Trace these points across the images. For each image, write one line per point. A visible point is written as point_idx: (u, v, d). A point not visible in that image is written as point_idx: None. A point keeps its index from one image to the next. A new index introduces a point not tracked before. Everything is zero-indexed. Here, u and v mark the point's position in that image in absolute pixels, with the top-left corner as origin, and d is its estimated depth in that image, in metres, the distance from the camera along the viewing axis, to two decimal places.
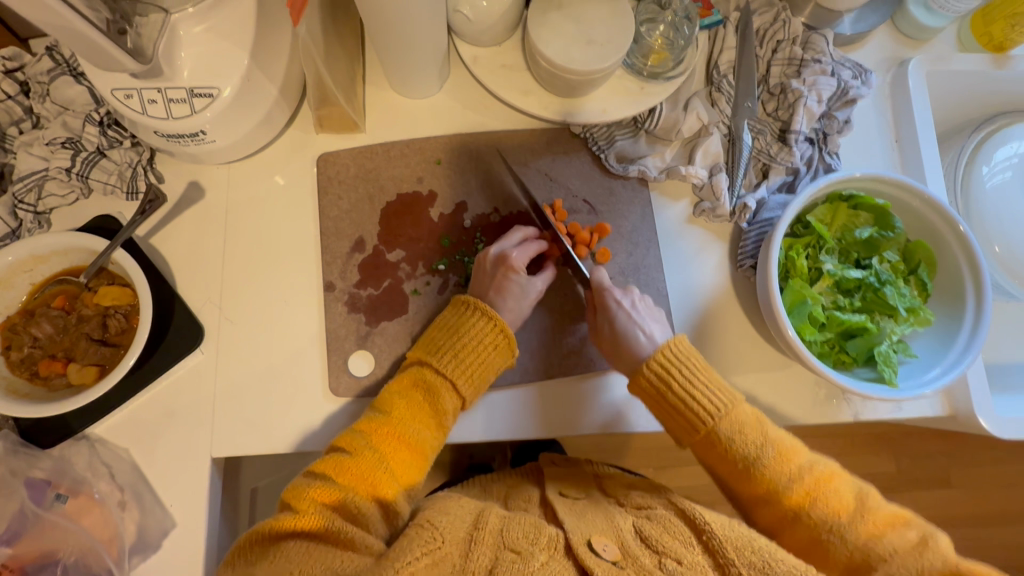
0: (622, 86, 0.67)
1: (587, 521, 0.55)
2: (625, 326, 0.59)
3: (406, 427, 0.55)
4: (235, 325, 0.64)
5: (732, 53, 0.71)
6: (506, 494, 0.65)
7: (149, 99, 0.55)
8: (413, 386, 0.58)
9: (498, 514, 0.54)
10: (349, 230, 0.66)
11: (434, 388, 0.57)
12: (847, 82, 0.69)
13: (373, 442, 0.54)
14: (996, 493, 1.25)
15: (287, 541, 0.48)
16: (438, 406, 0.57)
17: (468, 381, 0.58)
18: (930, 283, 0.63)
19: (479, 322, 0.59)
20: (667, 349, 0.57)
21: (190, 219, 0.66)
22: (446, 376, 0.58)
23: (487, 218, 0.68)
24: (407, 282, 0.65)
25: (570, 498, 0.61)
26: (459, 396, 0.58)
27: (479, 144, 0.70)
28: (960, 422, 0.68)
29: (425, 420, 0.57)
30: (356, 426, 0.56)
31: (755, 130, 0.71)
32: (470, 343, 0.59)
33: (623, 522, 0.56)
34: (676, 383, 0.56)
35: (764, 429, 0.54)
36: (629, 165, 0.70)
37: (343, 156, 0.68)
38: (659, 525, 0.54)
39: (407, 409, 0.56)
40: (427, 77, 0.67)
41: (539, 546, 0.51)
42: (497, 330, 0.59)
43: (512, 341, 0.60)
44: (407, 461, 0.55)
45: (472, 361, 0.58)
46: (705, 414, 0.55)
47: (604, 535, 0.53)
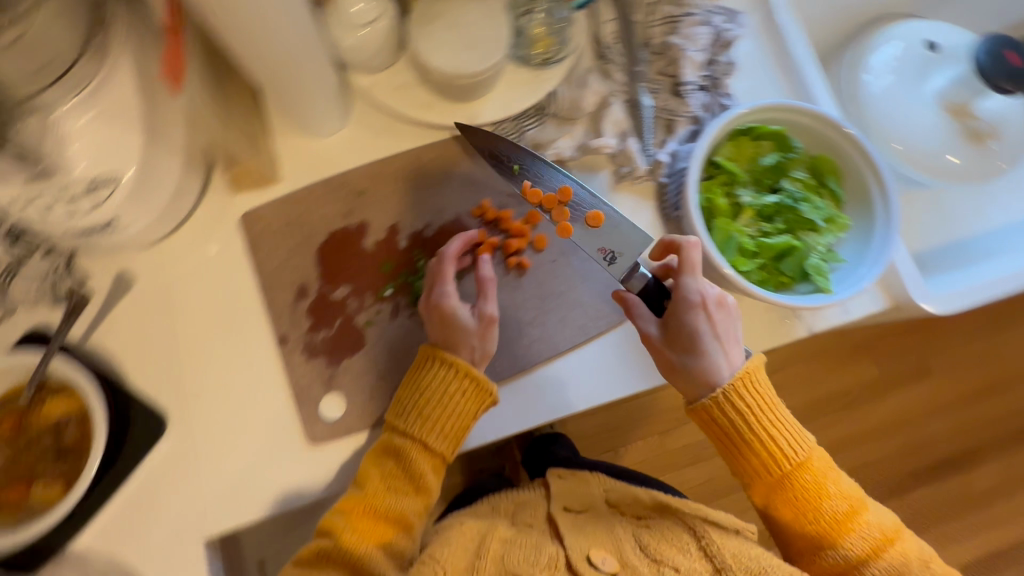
0: (518, 77, 0.70)
1: (585, 536, 0.60)
2: (704, 336, 0.58)
3: (383, 499, 0.58)
4: (197, 401, 0.63)
5: (612, 25, 0.75)
6: (513, 511, 0.66)
7: (44, 205, 0.53)
8: (385, 453, 0.60)
9: (499, 539, 0.59)
10: (289, 279, 0.66)
11: (405, 452, 0.59)
12: (721, 28, 0.74)
13: (352, 519, 0.57)
14: (966, 372, 1.35)
15: None
16: (414, 470, 0.59)
17: (438, 438, 0.60)
18: (841, 191, 0.67)
19: (441, 373, 0.60)
20: (741, 381, 0.58)
21: (125, 309, 0.65)
22: (418, 438, 0.59)
23: (421, 235, 0.69)
24: (359, 315, 0.66)
25: (574, 511, 0.65)
26: (437, 454, 0.60)
27: (398, 166, 0.70)
28: (906, 309, 0.73)
29: (403, 486, 0.59)
30: (337, 506, 0.58)
31: (652, 90, 0.74)
32: (436, 397, 0.60)
33: (622, 531, 0.62)
34: (758, 428, 0.58)
35: (837, 481, 0.58)
36: (543, 151, 0.71)
37: (265, 209, 0.68)
38: (656, 533, 0.61)
39: (384, 477, 0.59)
40: (328, 113, 0.68)
41: (540, 566, 0.57)
42: (461, 378, 0.60)
43: (485, 384, 0.60)
44: (390, 530, 0.59)
45: (440, 419, 0.60)
46: (782, 459, 0.58)
47: (603, 547, 0.60)
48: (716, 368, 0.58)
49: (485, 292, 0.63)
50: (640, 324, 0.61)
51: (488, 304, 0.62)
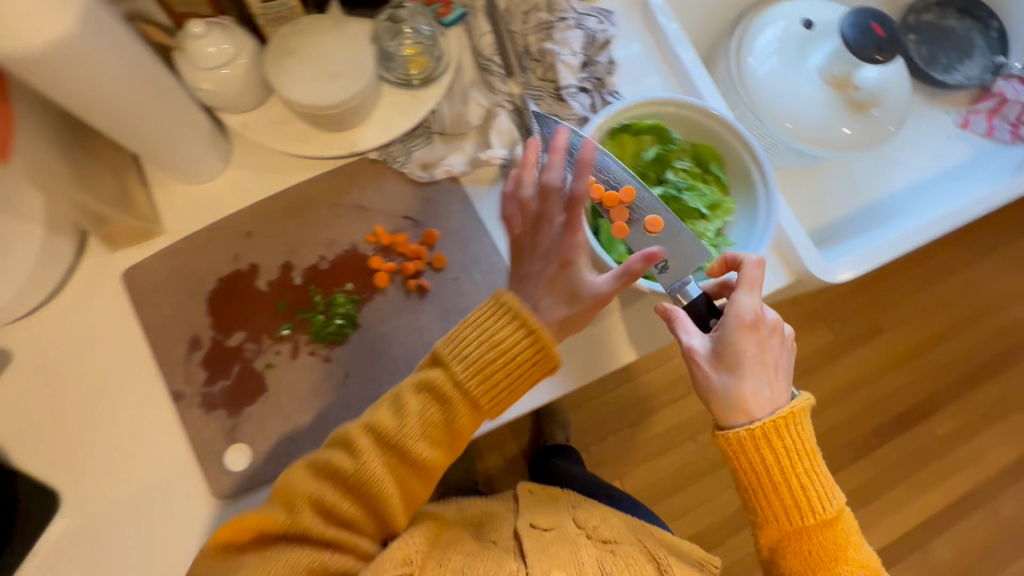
0: (396, 101, 0.70)
1: (552, 550, 0.57)
2: (752, 361, 0.53)
3: (398, 458, 0.53)
4: (93, 472, 0.60)
5: (490, 36, 0.74)
6: (479, 525, 0.67)
7: None
8: (435, 400, 0.53)
9: (463, 552, 0.55)
10: (181, 333, 0.64)
11: (452, 406, 0.53)
12: (594, 30, 0.75)
13: (382, 450, 0.53)
14: (903, 331, 1.42)
15: (276, 543, 0.50)
16: (452, 425, 0.54)
17: (490, 404, 0.54)
18: (725, 176, 0.68)
19: (515, 331, 0.53)
20: (787, 417, 0.52)
21: (6, 385, 0.62)
22: (469, 398, 0.53)
23: (316, 268, 0.68)
24: (257, 359, 0.64)
25: (540, 528, 0.63)
26: (477, 415, 0.55)
27: (285, 202, 0.70)
28: (808, 282, 0.74)
29: (440, 442, 0.54)
30: (357, 448, 0.52)
31: (535, 96, 0.74)
32: (499, 357, 0.53)
33: (584, 552, 0.58)
34: (792, 469, 0.53)
35: (857, 542, 0.53)
36: (433, 170, 0.71)
37: (149, 263, 0.66)
38: (620, 560, 0.58)
39: (424, 420, 0.53)
40: (201, 151, 0.66)
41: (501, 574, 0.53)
42: (532, 345, 0.53)
43: (554, 357, 0.54)
44: (389, 504, 0.53)
45: (497, 377, 0.53)
46: (808, 509, 0.53)
47: (565, 566, 0.55)
48: (756, 397, 0.52)
49: (566, 219, 0.56)
50: (684, 341, 0.55)
51: (536, 268, 0.57)
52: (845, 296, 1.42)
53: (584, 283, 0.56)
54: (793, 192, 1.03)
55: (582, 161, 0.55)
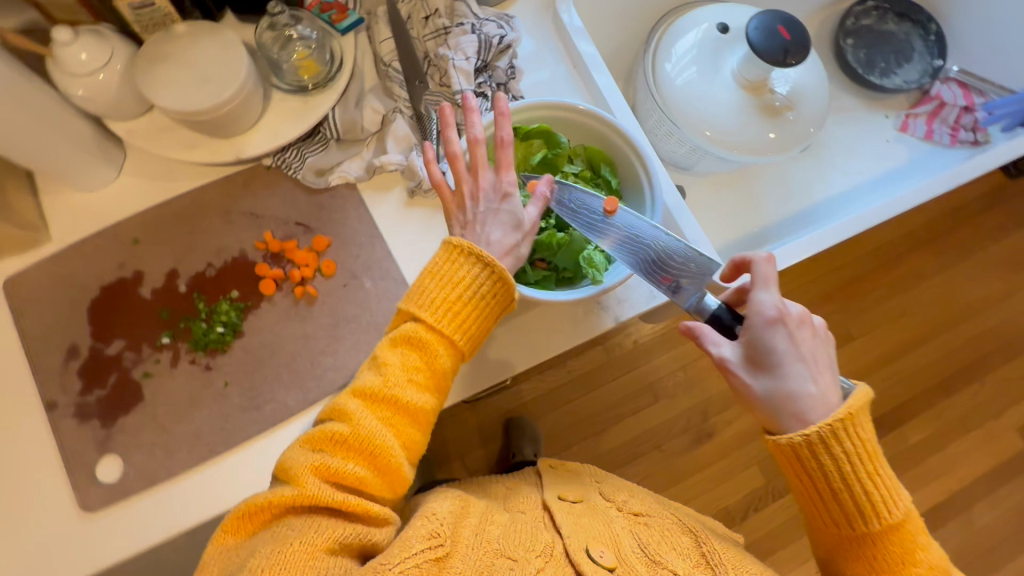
0: (286, 106, 0.70)
1: (584, 525, 0.57)
2: (787, 355, 0.49)
3: (380, 413, 0.50)
4: None
5: (389, 42, 0.74)
6: (503, 495, 0.63)
7: None
8: (410, 345, 0.51)
9: (500, 519, 0.54)
10: (60, 341, 0.64)
11: (429, 347, 0.51)
12: (488, 35, 0.73)
13: (375, 410, 0.50)
14: (867, 339, 1.40)
15: (291, 516, 0.46)
16: (435, 366, 0.51)
17: (467, 337, 0.53)
18: (616, 180, 0.68)
19: (475, 270, 0.52)
20: (841, 415, 0.46)
21: None
22: (446, 335, 0.52)
23: (202, 275, 0.67)
24: (135, 368, 0.64)
25: (569, 500, 0.61)
26: (457, 349, 0.53)
27: (175, 210, 0.69)
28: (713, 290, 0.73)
29: (425, 382, 0.51)
30: (345, 396, 0.50)
31: (433, 102, 0.74)
32: (467, 293, 0.52)
33: (619, 526, 0.58)
34: (852, 471, 0.46)
35: (929, 549, 0.46)
36: (328, 176, 0.71)
37: (32, 272, 0.66)
38: (655, 533, 0.58)
39: (403, 370, 0.50)
40: (84, 163, 0.66)
41: (535, 552, 0.53)
42: (495, 277, 0.53)
43: (510, 290, 0.54)
44: (380, 458, 0.49)
45: (469, 312, 0.52)
46: (870, 514, 0.46)
47: (601, 540, 0.55)
48: (802, 394, 0.47)
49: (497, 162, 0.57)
50: (715, 351, 0.52)
51: (481, 207, 0.56)
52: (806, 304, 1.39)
53: (523, 217, 0.56)
54: (721, 198, 1.05)
55: (500, 112, 0.57)
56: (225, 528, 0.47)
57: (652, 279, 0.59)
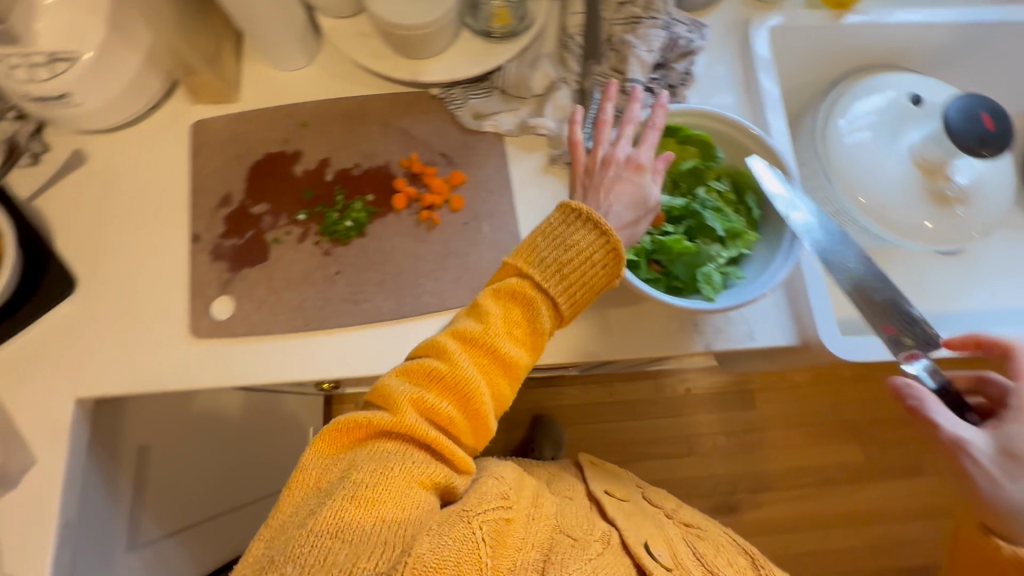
0: (469, 47, 0.75)
1: (637, 522, 0.63)
2: None
3: (489, 346, 0.52)
4: (109, 274, 0.68)
5: (579, 18, 0.77)
6: (548, 481, 0.73)
7: (13, 65, 0.61)
8: (513, 298, 0.54)
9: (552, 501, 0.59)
10: (218, 186, 0.72)
11: (534, 304, 0.54)
12: (679, 35, 0.74)
13: (470, 352, 0.52)
14: None
15: (386, 441, 0.48)
16: (535, 322, 0.54)
17: (569, 304, 0.55)
18: (757, 211, 0.66)
19: (590, 238, 0.55)
20: None
21: (73, 181, 0.71)
22: (547, 295, 0.54)
23: (347, 172, 0.73)
24: (269, 232, 0.70)
25: (616, 497, 0.69)
26: (558, 309, 0.55)
27: (345, 108, 0.76)
28: (815, 354, 0.70)
29: (521, 335, 0.54)
30: (448, 335, 0.53)
31: (600, 84, 0.74)
32: (578, 259, 0.55)
33: (671, 531, 0.64)
34: None
35: None
36: (483, 121, 0.75)
37: (216, 122, 0.74)
38: (708, 544, 0.64)
39: (504, 322, 0.53)
40: (288, 45, 0.74)
41: (593, 536, 0.58)
42: (609, 248, 0.55)
43: (621, 263, 0.56)
44: (474, 398, 0.51)
45: (576, 275, 0.55)
46: None
47: (658, 541, 0.60)
48: None
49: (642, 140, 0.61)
50: (955, 434, 0.51)
51: (610, 174, 0.59)
52: None
53: (647, 198, 0.59)
54: None
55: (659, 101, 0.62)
56: (323, 437, 0.49)
57: (874, 319, 0.57)
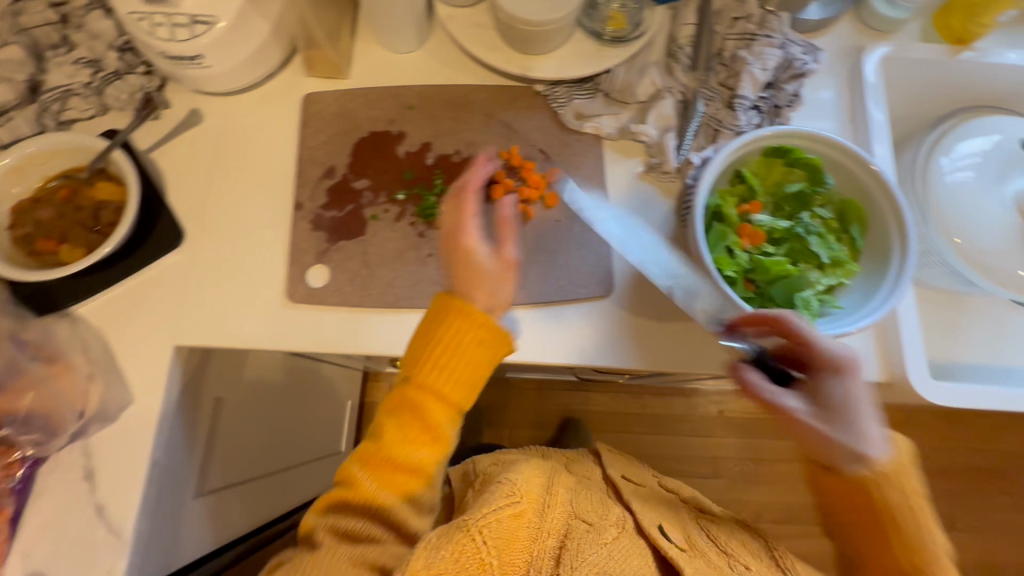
0: (581, 48, 0.75)
1: (655, 509, 0.61)
2: (861, 407, 0.49)
3: (404, 450, 0.53)
4: (214, 231, 0.71)
5: (690, 28, 0.77)
6: (566, 463, 0.72)
7: (157, 22, 0.64)
8: (402, 406, 0.54)
9: (566, 486, 0.59)
10: (323, 158, 0.74)
11: (420, 404, 0.54)
12: (795, 55, 0.74)
13: (374, 468, 0.53)
14: None
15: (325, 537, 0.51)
16: (428, 417, 0.54)
17: (455, 391, 0.55)
18: (861, 241, 0.65)
19: (452, 325, 0.55)
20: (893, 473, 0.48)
21: (188, 139, 0.74)
22: (428, 389, 0.54)
23: (448, 158, 0.75)
24: (368, 208, 0.72)
25: (633, 484, 0.68)
26: (449, 406, 0.55)
27: (450, 95, 0.77)
28: (898, 391, 0.69)
29: (421, 439, 0.54)
30: (357, 457, 0.54)
31: (706, 96, 0.74)
32: (453, 351, 0.55)
33: (688, 520, 0.62)
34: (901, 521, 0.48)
35: None
36: (584, 122, 0.76)
37: (327, 96, 0.77)
38: (725, 530, 0.61)
39: (399, 435, 0.53)
40: (406, 29, 0.75)
41: (609, 521, 0.57)
42: (475, 324, 0.55)
43: (507, 336, 0.57)
44: (409, 481, 0.53)
45: (450, 371, 0.55)
46: None
47: (674, 526, 0.58)
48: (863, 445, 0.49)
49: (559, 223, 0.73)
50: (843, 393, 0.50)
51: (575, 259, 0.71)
52: None
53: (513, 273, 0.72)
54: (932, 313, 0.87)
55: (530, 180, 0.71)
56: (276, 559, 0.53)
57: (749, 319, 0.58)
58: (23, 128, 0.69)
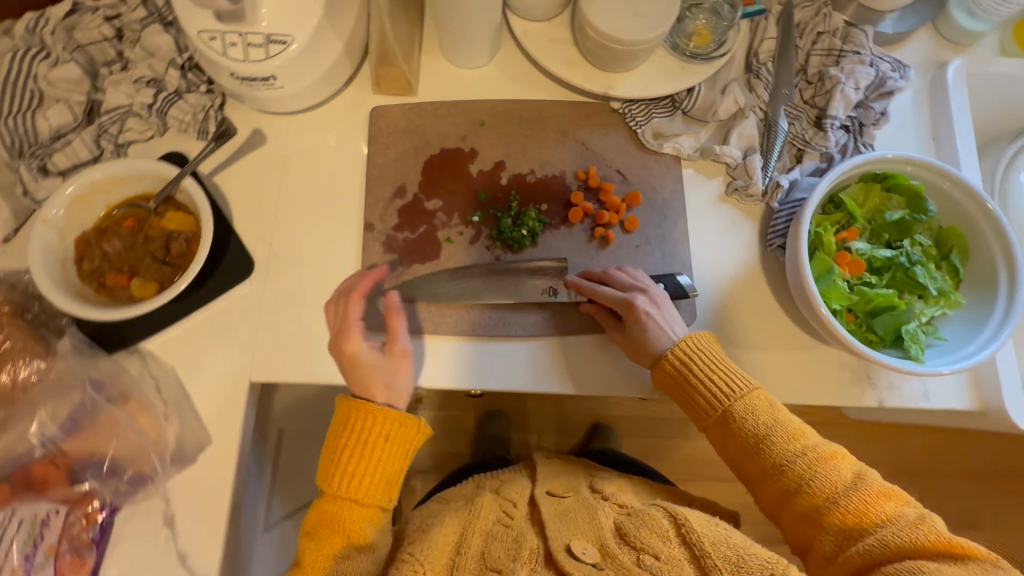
0: (664, 64, 0.72)
1: (570, 521, 0.57)
2: (654, 331, 0.61)
3: (324, 560, 0.54)
4: (284, 259, 0.68)
5: (772, 42, 0.73)
6: (500, 484, 0.67)
7: (230, 42, 0.60)
8: (321, 521, 0.56)
9: (481, 534, 0.57)
10: (393, 179, 0.71)
11: (337, 516, 0.56)
12: (885, 73, 0.71)
13: None
14: None
15: None
16: (344, 524, 0.56)
17: (368, 492, 0.57)
18: (963, 269, 0.63)
19: (362, 419, 0.57)
20: (686, 342, 0.60)
21: (252, 161, 0.71)
22: (341, 496, 0.56)
23: (522, 178, 0.72)
24: (441, 230, 0.69)
25: (558, 495, 0.63)
26: (369, 507, 0.57)
27: (522, 112, 0.74)
28: (990, 419, 0.68)
29: (340, 546, 0.55)
30: None
31: (792, 115, 0.72)
32: (354, 459, 0.57)
33: (603, 519, 0.57)
34: (697, 376, 0.58)
35: (775, 412, 0.56)
36: (663, 142, 0.73)
37: (394, 112, 0.73)
38: (637, 518, 0.55)
39: (321, 551, 0.55)
40: (480, 46, 0.72)
41: (520, 560, 0.54)
42: (379, 415, 0.57)
43: (415, 421, 0.59)
44: None
45: (348, 470, 0.57)
46: (780, 451, 0.54)
47: (585, 535, 0.54)
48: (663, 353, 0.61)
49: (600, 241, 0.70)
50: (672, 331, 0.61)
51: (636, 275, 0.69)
52: (994, 476, 1.20)
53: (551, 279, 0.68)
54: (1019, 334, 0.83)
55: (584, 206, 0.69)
56: None
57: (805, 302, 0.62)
58: (82, 152, 0.66)
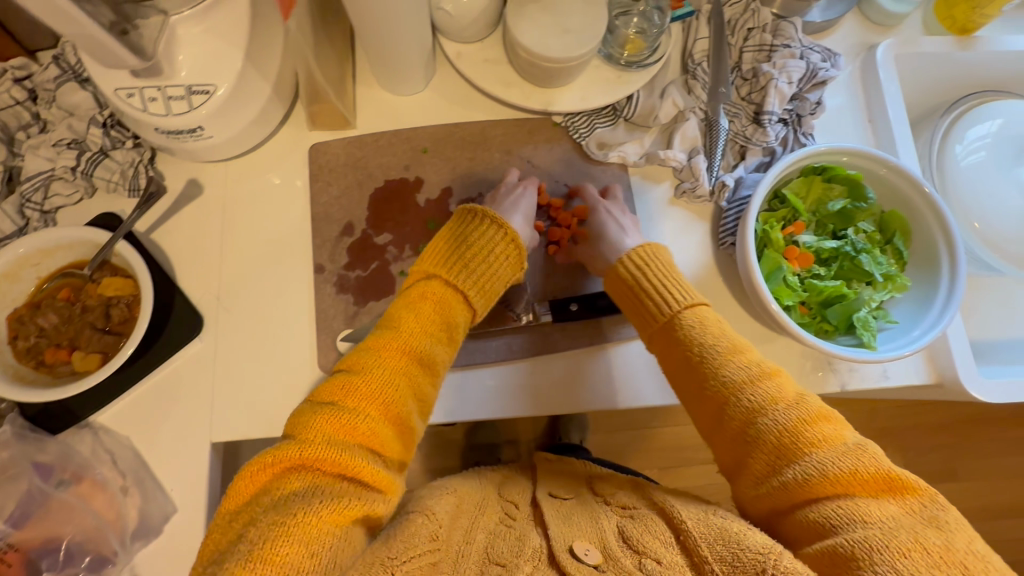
0: (600, 75, 0.72)
1: (569, 525, 0.53)
2: (613, 230, 0.64)
3: (412, 342, 0.51)
4: (233, 311, 0.66)
5: (705, 42, 0.74)
6: (500, 483, 0.63)
7: (149, 97, 0.58)
8: (420, 298, 0.54)
9: (485, 529, 0.52)
10: (339, 216, 0.70)
11: (444, 300, 0.54)
12: (816, 65, 0.72)
13: (323, 416, 0.46)
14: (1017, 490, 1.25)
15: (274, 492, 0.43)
16: (450, 317, 0.54)
17: (477, 291, 0.56)
18: (907, 251, 0.65)
19: (487, 229, 0.58)
20: (643, 249, 0.60)
21: (190, 213, 0.69)
22: (458, 288, 0.55)
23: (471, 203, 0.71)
24: (394, 263, 0.68)
25: (558, 496, 0.59)
26: (461, 307, 0.55)
27: (464, 134, 0.73)
28: (946, 390, 0.69)
29: (436, 333, 0.53)
30: (318, 397, 0.48)
31: (731, 114, 0.73)
32: (482, 250, 0.57)
33: (605, 522, 0.53)
34: (650, 283, 0.58)
35: (723, 330, 0.54)
36: (609, 151, 0.73)
37: (333, 147, 0.72)
38: (639, 523, 0.52)
39: (403, 343, 0.51)
40: (414, 73, 0.71)
41: (525, 557, 0.49)
42: (507, 238, 0.58)
43: (521, 248, 0.59)
44: (383, 431, 0.48)
45: (472, 259, 0.56)
46: (717, 366, 0.51)
47: (587, 538, 0.51)
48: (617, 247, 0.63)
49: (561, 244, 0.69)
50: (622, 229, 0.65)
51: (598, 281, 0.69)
52: (964, 428, 1.24)
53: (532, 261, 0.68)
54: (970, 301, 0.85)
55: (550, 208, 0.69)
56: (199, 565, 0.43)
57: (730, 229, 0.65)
58: (5, 225, 0.63)
